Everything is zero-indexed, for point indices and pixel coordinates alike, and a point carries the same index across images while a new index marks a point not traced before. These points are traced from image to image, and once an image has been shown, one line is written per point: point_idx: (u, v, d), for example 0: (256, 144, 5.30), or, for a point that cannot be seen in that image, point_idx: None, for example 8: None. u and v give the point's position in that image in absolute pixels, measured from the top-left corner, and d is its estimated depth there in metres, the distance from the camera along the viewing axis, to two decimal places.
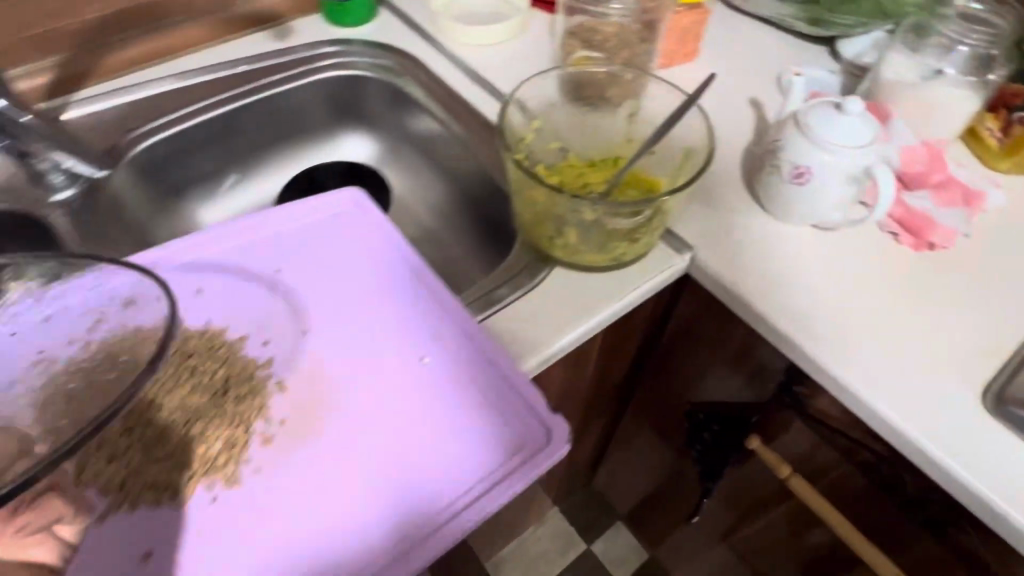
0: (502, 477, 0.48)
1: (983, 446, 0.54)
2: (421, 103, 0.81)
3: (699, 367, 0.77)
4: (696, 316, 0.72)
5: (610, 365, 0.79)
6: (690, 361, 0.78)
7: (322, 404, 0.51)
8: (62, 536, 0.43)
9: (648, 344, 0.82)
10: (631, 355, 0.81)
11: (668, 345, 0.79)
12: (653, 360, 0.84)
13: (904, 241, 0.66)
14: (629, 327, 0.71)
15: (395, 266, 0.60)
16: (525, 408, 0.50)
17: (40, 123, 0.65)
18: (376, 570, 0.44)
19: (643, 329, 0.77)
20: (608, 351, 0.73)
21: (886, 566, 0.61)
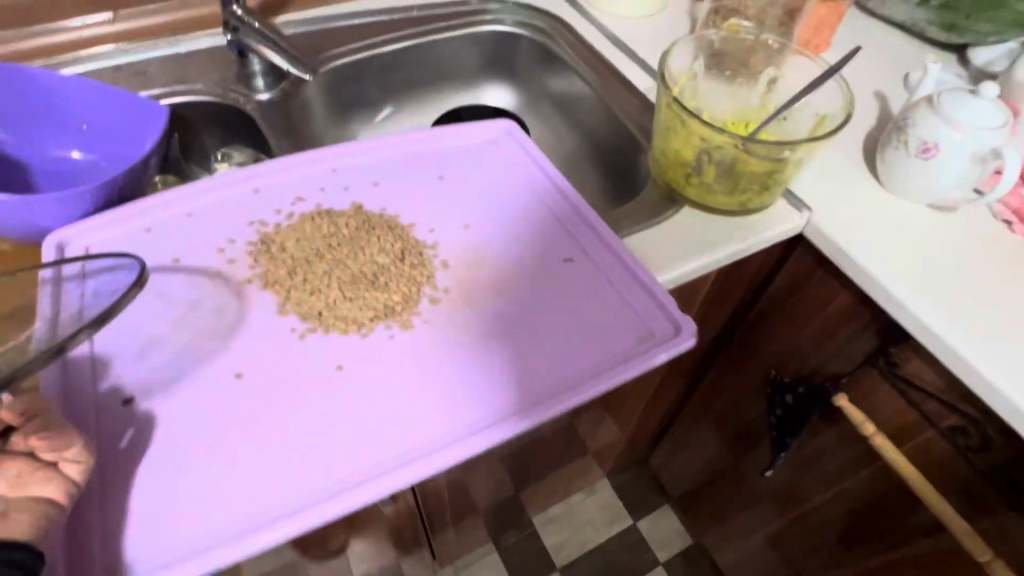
0: (632, 357, 0.55)
1: None
2: (566, 61, 0.90)
3: (791, 332, 0.81)
4: (800, 280, 0.77)
5: (706, 319, 0.85)
6: (782, 327, 0.82)
7: (480, 281, 0.60)
8: (68, 474, 0.43)
9: (743, 308, 0.88)
10: (724, 314, 0.87)
11: (764, 309, 0.84)
12: (744, 325, 0.89)
13: (1017, 230, 0.70)
14: (732, 278, 0.78)
15: (544, 186, 0.69)
16: (656, 305, 0.57)
17: (253, 20, 0.75)
18: (520, 411, 0.52)
19: (743, 289, 0.83)
20: (709, 300, 0.79)
21: (961, 524, 0.65)
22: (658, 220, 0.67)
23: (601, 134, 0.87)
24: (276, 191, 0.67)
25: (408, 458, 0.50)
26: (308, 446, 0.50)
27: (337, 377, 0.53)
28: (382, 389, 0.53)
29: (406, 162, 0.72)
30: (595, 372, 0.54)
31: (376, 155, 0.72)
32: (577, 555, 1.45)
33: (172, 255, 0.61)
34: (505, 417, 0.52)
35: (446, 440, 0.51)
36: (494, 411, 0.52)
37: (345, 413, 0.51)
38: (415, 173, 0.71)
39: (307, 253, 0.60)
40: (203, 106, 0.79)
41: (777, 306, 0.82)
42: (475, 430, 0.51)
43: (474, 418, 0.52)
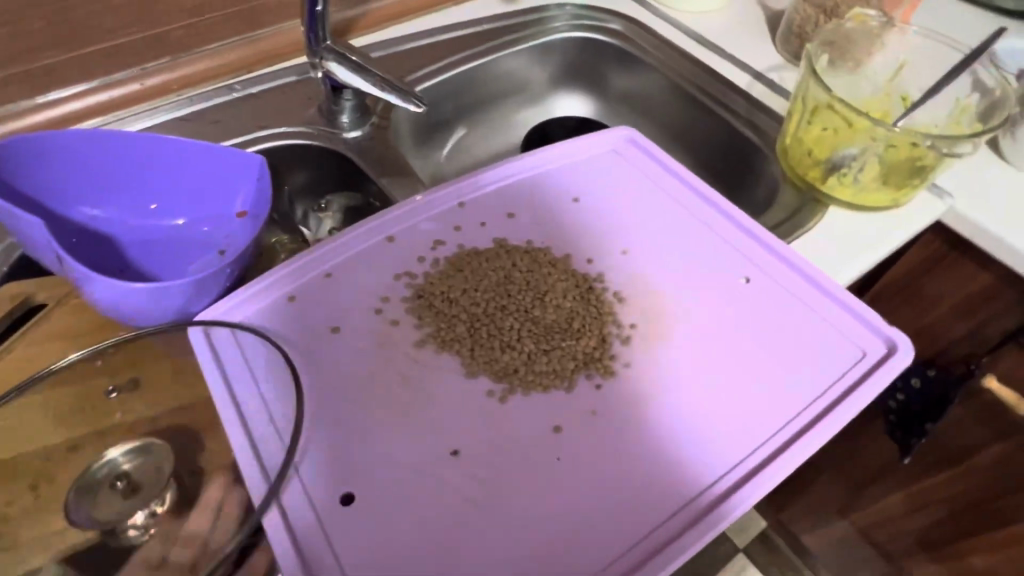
0: (853, 380, 0.53)
1: None
2: (644, 62, 0.86)
3: (910, 318, 0.81)
4: (924, 266, 0.76)
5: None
6: (901, 314, 0.82)
7: (664, 313, 0.57)
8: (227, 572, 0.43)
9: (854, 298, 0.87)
10: None
11: (876, 298, 0.84)
12: None
13: None
14: None
15: (689, 198, 0.66)
16: (858, 323, 0.55)
17: (336, 46, 0.68)
18: (762, 453, 0.49)
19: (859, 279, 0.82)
20: None
21: None
22: (812, 224, 0.65)
23: (695, 136, 0.84)
24: (413, 237, 0.62)
25: (673, 527, 0.46)
26: (565, 529, 0.45)
27: (559, 441, 0.49)
28: (609, 446, 0.49)
29: (533, 187, 0.67)
30: (824, 403, 0.52)
31: (501, 185, 0.67)
32: None
33: (330, 322, 0.56)
34: (749, 462, 0.48)
35: (702, 500, 0.47)
36: (741, 460, 0.48)
37: (588, 485, 0.47)
38: (548, 200, 0.66)
39: (481, 310, 0.57)
40: (290, 149, 0.73)
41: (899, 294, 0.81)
42: (731, 485, 0.47)
43: (725, 468, 0.48)
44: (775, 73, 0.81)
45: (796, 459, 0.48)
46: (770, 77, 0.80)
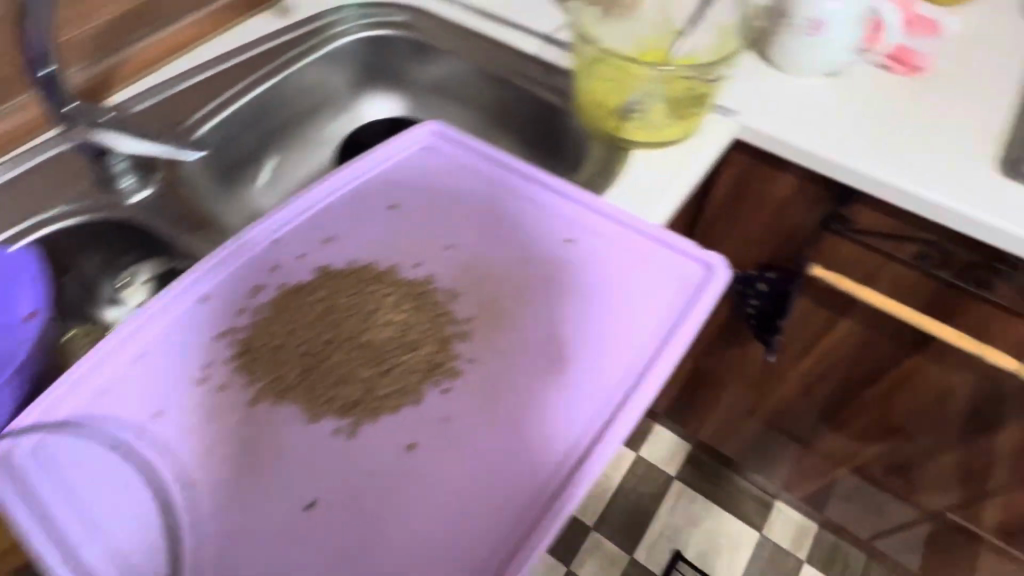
0: (686, 308, 0.54)
1: (1004, 200, 0.66)
2: (437, 48, 0.85)
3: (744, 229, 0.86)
4: (740, 181, 0.82)
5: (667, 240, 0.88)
6: (736, 227, 0.87)
7: (499, 297, 0.56)
8: None
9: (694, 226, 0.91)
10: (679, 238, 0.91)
11: (710, 220, 0.89)
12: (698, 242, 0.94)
13: (897, 71, 0.77)
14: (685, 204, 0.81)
15: (504, 175, 0.66)
16: (680, 253, 0.57)
17: (87, 107, 0.63)
18: (613, 404, 0.50)
19: (690, 208, 0.86)
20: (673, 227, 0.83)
21: (945, 332, 0.75)
22: (620, 173, 0.68)
23: (505, 109, 0.84)
24: (228, 290, 0.58)
25: (541, 508, 0.45)
26: (439, 545, 0.44)
27: (416, 458, 0.48)
28: (467, 446, 0.48)
29: (348, 204, 0.65)
30: (663, 338, 0.53)
31: (314, 211, 0.64)
32: (604, 509, 1.49)
33: (152, 408, 0.50)
34: (602, 417, 0.49)
35: (566, 469, 0.47)
36: (594, 423, 0.49)
37: (454, 492, 0.46)
38: (366, 213, 0.64)
39: (311, 346, 0.53)
40: (74, 230, 0.65)
41: (727, 208, 0.86)
42: (590, 445, 0.48)
43: (582, 431, 0.48)
44: (562, 32, 0.82)
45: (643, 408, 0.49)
46: (559, 37, 0.81)
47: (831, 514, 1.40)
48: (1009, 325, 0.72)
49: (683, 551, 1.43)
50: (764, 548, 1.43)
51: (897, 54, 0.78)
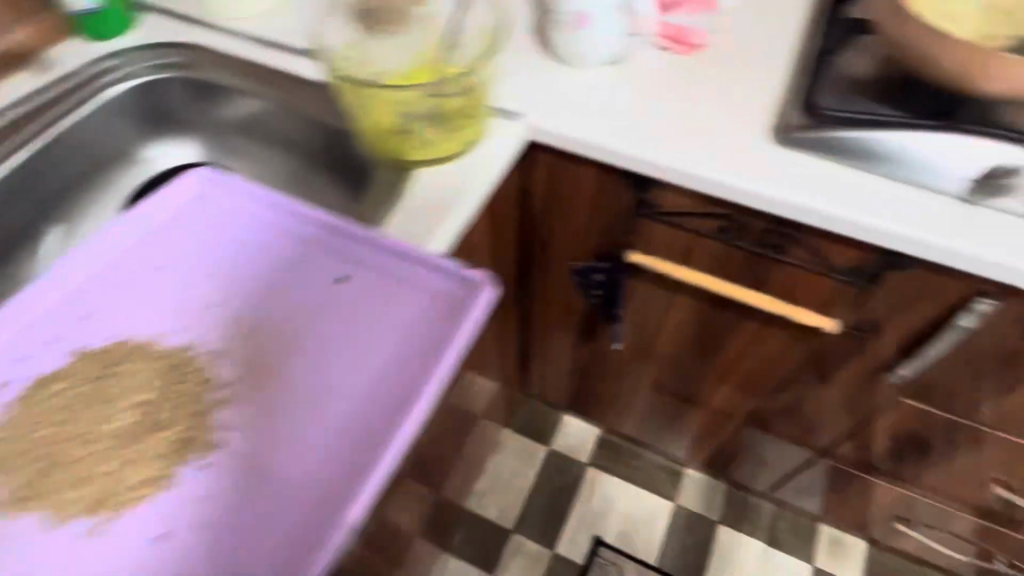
0: (451, 331, 0.52)
1: (775, 168, 0.69)
2: (224, 86, 0.80)
3: (568, 222, 0.87)
4: (549, 178, 0.81)
5: (498, 249, 0.88)
6: (561, 221, 0.87)
7: (265, 355, 0.54)
8: None
9: (523, 226, 0.91)
10: (511, 239, 0.91)
11: (535, 219, 0.89)
12: (533, 240, 0.94)
13: (678, 51, 0.79)
14: (500, 209, 0.81)
15: (274, 215, 0.62)
16: (446, 273, 0.55)
17: None
18: (372, 449, 0.48)
19: (513, 211, 0.86)
20: (494, 233, 0.82)
21: (753, 295, 0.79)
22: (405, 196, 0.66)
23: (305, 141, 0.81)
24: None
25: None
26: None
27: (167, 548, 0.45)
28: (220, 523, 0.46)
29: (114, 273, 0.59)
30: (428, 368, 0.51)
31: (68, 286, 0.57)
32: (521, 509, 1.49)
33: None
34: (359, 465, 0.47)
35: (319, 529, 0.45)
36: (348, 478, 0.47)
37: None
38: (126, 282, 0.59)
39: (48, 451, 0.51)
40: None
41: (549, 206, 0.86)
42: (346, 497, 0.46)
43: (339, 484, 0.47)
44: None
45: (393, 473, 0.46)
46: None
47: (735, 473, 1.44)
48: (811, 283, 0.75)
49: (603, 536, 1.45)
50: (680, 517, 1.47)
51: (672, 33, 0.78)
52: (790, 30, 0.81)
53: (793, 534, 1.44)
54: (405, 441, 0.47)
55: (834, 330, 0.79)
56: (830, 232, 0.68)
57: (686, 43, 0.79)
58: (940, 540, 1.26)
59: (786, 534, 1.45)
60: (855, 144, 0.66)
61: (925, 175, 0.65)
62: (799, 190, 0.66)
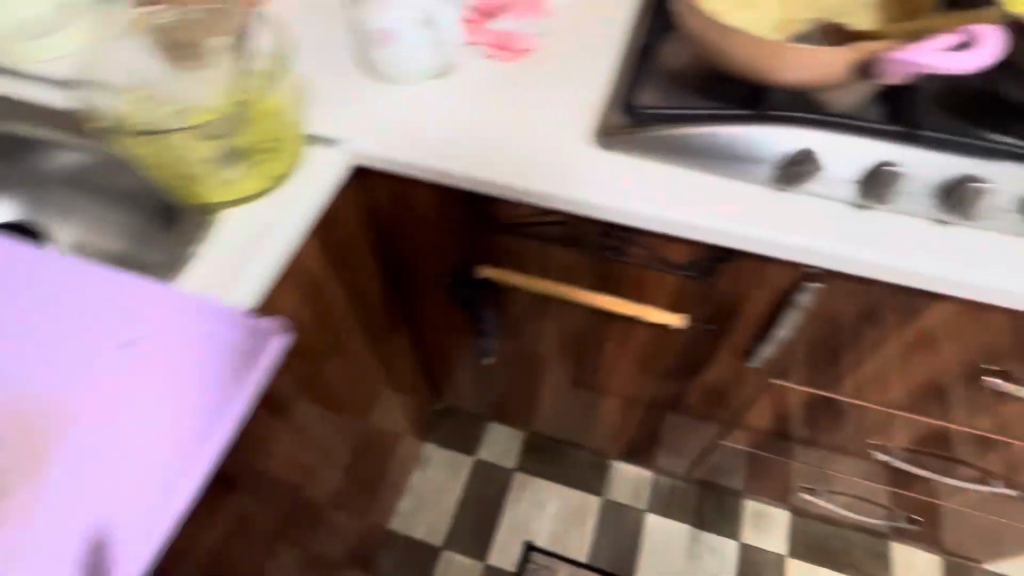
0: (234, 389, 0.52)
1: (594, 172, 0.68)
2: (21, 135, 0.71)
3: (424, 241, 0.86)
4: (392, 201, 0.80)
5: (360, 274, 0.86)
6: (417, 240, 0.86)
7: (16, 421, 0.49)
8: None
9: (386, 248, 0.90)
10: (374, 263, 0.90)
11: (392, 240, 0.88)
12: (399, 261, 0.93)
13: (505, 58, 0.77)
14: (347, 237, 0.79)
15: (48, 269, 0.57)
16: (233, 327, 0.54)
17: None
18: (140, 521, 0.46)
19: (365, 235, 0.84)
20: (343, 261, 0.80)
21: (603, 300, 0.79)
22: (207, 240, 0.63)
23: None
24: None
25: None
26: None
27: None
28: None
29: None
30: (207, 429, 0.50)
31: None
32: (450, 523, 1.47)
33: None
34: (125, 541, 0.46)
35: None
36: (112, 556, 0.45)
37: None
38: None
39: None
40: None
41: (402, 226, 0.84)
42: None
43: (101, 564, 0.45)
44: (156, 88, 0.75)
45: (162, 543, 0.46)
46: None
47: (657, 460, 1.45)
48: (657, 281, 0.74)
49: (534, 541, 1.45)
50: (608, 511, 1.48)
51: (499, 42, 0.77)
52: (617, 25, 0.79)
53: (719, 513, 1.46)
54: (176, 510, 0.47)
55: (683, 324, 0.79)
56: (654, 233, 0.68)
57: (513, 50, 0.77)
58: (849, 503, 1.29)
59: (713, 513, 1.46)
60: (671, 141, 0.65)
61: (740, 165, 0.64)
62: (616, 194, 0.66)
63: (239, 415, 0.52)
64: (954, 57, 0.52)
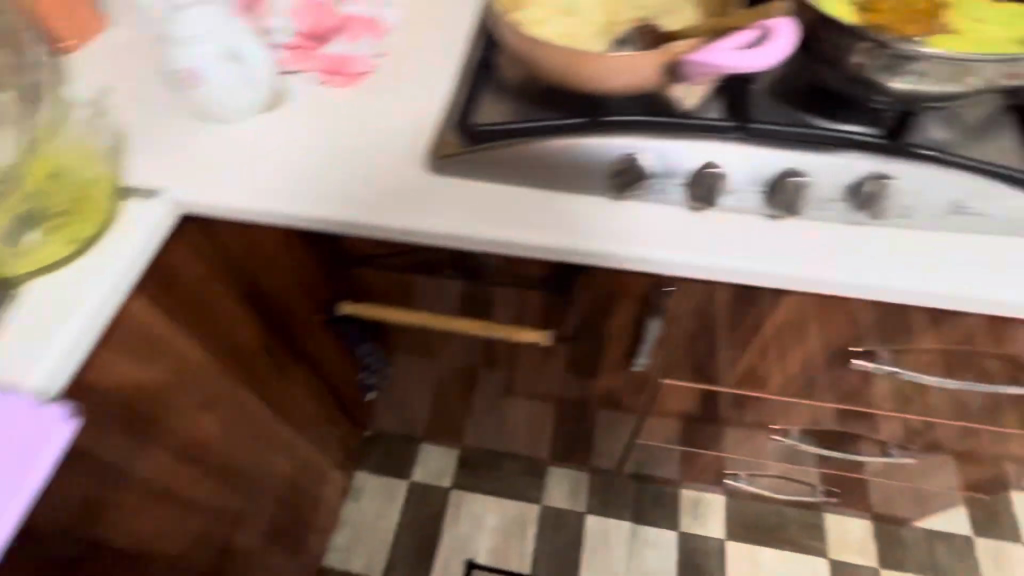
0: (21, 480, 0.49)
1: (430, 197, 0.64)
2: None
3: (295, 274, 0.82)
4: (251, 236, 0.76)
5: (228, 320, 0.81)
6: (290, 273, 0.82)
7: None
8: None
9: (267, 292, 0.85)
10: (252, 311, 0.84)
11: (267, 282, 0.83)
12: (286, 302, 0.87)
13: (337, 84, 0.73)
14: (202, 287, 0.74)
15: None
16: (22, 413, 0.51)
17: None
18: None
19: (234, 281, 0.79)
20: (203, 310, 0.75)
21: (471, 324, 0.75)
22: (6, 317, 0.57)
23: None
24: None
25: None
26: None
27: None
28: None
29: None
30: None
31: None
32: (389, 551, 1.44)
33: None
34: None
35: None
36: None
37: None
38: None
39: None
40: None
41: (270, 261, 0.80)
42: None
43: None
44: None
45: None
46: None
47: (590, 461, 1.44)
48: (522, 299, 0.72)
49: (476, 558, 1.42)
50: (548, 517, 1.46)
51: (332, 66, 0.74)
52: (458, 39, 0.76)
53: (657, 505, 1.46)
54: None
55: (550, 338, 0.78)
56: (510, 254, 0.64)
57: (346, 74, 0.74)
58: (775, 481, 1.31)
59: (651, 506, 1.46)
60: (504, 157, 0.63)
61: (575, 177, 0.62)
62: (455, 218, 0.62)
63: (23, 510, 0.48)
64: (754, 56, 0.50)
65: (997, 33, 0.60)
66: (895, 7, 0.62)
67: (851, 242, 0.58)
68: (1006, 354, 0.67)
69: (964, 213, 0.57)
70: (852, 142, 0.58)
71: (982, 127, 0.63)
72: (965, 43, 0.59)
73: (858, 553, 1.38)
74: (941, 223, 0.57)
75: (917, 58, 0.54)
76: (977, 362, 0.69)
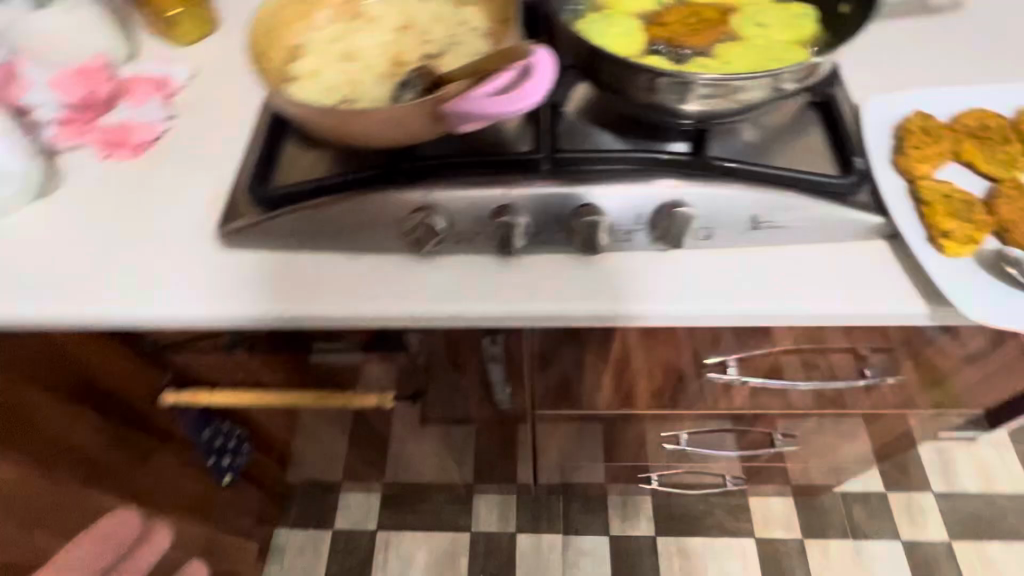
0: None
1: (225, 279, 0.59)
2: None
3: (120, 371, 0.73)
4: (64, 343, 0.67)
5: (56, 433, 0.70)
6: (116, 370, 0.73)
7: None
8: None
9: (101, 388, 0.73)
10: (91, 410, 0.74)
11: (98, 382, 0.72)
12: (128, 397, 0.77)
13: (119, 156, 0.67)
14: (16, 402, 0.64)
15: None
16: None
17: None
18: None
19: (59, 387, 0.69)
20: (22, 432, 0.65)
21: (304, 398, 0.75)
22: None
23: None
24: None
25: None
26: None
27: None
28: None
29: None
30: None
31: None
32: None
33: None
34: None
35: None
36: None
37: None
38: None
39: None
40: None
41: (90, 362, 0.70)
42: None
43: None
44: None
45: None
46: None
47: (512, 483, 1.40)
48: (364, 368, 0.71)
49: None
50: (479, 543, 1.43)
51: (111, 137, 0.67)
52: (254, 90, 0.71)
53: (587, 512, 1.45)
54: None
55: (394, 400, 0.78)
56: (334, 328, 0.59)
57: (128, 144, 0.67)
58: (692, 477, 1.30)
59: (581, 514, 1.45)
60: (297, 225, 0.58)
61: (378, 238, 0.58)
62: (253, 300, 0.57)
63: None
64: (502, 100, 0.46)
65: (777, 36, 0.59)
66: (683, 18, 0.61)
67: (659, 270, 0.56)
68: (841, 347, 0.67)
69: (764, 226, 0.55)
70: (645, 169, 0.55)
71: (791, 130, 0.61)
72: (749, 51, 0.58)
73: (783, 527, 1.40)
74: (744, 237, 0.56)
75: (695, 84, 0.51)
76: (820, 357, 0.69)
